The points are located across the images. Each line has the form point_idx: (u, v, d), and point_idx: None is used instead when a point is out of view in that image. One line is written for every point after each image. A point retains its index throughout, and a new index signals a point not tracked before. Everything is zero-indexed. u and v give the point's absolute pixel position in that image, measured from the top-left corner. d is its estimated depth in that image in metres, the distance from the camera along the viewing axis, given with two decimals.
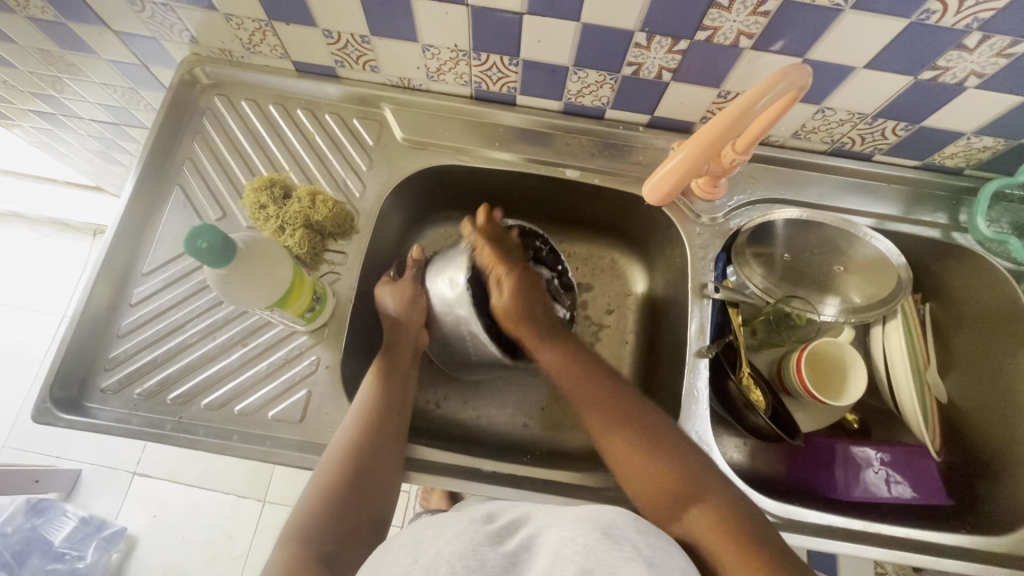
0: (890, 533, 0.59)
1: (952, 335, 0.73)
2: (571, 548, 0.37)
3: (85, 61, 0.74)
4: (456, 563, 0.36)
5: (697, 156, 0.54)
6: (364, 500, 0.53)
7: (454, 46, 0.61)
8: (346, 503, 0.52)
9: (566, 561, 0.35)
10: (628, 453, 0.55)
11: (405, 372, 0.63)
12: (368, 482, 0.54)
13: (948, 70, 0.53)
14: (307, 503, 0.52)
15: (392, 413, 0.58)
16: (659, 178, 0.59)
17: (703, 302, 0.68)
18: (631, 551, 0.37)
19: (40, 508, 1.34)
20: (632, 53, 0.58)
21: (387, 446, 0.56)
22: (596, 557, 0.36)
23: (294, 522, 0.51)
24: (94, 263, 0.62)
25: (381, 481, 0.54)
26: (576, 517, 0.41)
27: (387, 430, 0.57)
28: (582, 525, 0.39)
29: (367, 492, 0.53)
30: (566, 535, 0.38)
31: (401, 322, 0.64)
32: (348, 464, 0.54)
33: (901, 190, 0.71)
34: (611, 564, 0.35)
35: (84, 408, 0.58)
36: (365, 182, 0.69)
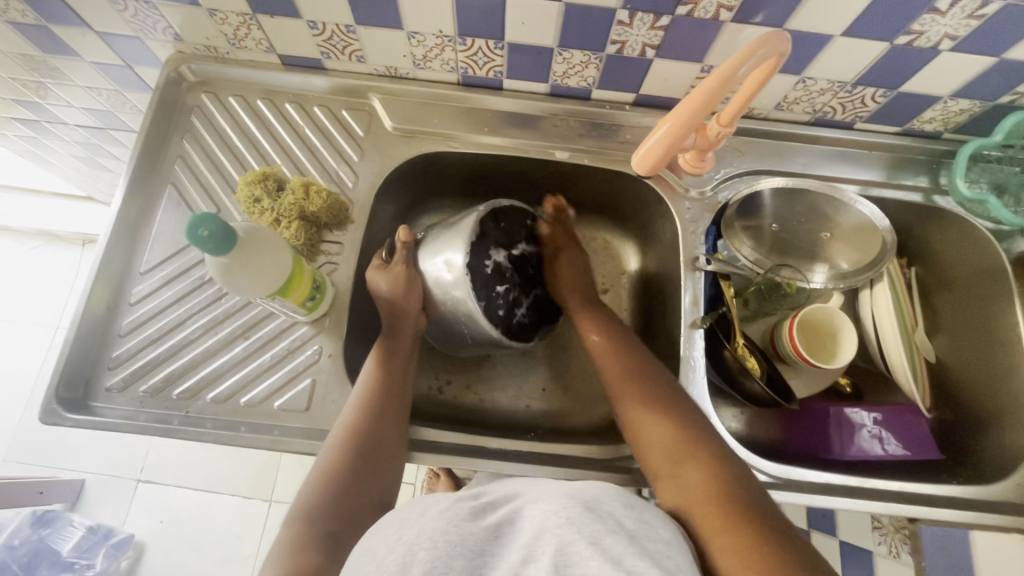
0: (886, 488, 0.61)
1: (937, 296, 0.76)
2: (559, 509, 0.38)
3: (68, 65, 0.73)
4: (439, 538, 0.36)
5: (681, 125, 0.55)
6: (370, 477, 0.54)
7: (439, 32, 0.61)
8: (352, 478, 0.53)
9: (549, 537, 0.36)
10: (648, 418, 0.56)
11: (404, 354, 0.64)
12: (372, 460, 0.55)
13: (923, 35, 0.55)
14: (310, 482, 0.53)
15: (395, 394, 0.60)
16: (645, 151, 0.60)
17: (695, 274, 0.70)
18: (615, 526, 0.37)
19: (46, 519, 1.35)
20: (615, 31, 0.58)
21: (390, 425, 0.58)
22: (579, 529, 0.36)
23: (298, 500, 0.52)
24: (92, 264, 0.62)
25: (385, 458, 0.56)
26: (565, 490, 0.41)
27: (390, 409, 0.58)
28: (565, 499, 0.39)
29: (372, 469, 0.54)
30: (549, 508, 0.39)
31: (397, 304, 0.65)
32: (353, 442, 0.55)
33: (883, 156, 0.73)
34: (595, 537, 0.35)
35: (90, 407, 0.58)
36: (357, 172, 0.69)
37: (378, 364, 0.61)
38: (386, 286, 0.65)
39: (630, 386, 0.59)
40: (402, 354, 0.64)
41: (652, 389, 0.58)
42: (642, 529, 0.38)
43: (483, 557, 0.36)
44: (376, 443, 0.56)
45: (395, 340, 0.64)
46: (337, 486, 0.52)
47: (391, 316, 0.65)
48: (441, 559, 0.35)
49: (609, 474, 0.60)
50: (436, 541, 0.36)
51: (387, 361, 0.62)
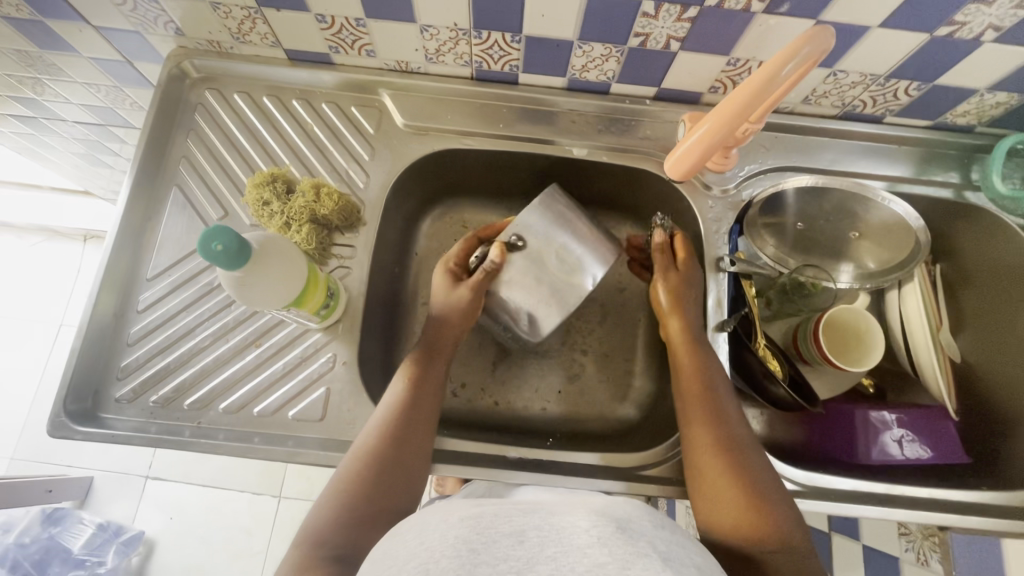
0: (913, 495, 0.60)
1: (963, 295, 0.73)
2: (590, 526, 0.35)
3: (66, 61, 0.71)
4: (460, 546, 0.34)
5: (720, 129, 0.53)
6: (386, 495, 0.51)
7: (454, 24, 0.59)
8: (367, 497, 0.51)
9: (578, 556, 0.33)
10: (704, 441, 0.55)
11: (437, 368, 0.62)
12: (391, 479, 0.52)
13: (965, 25, 0.52)
14: (327, 497, 0.51)
15: (424, 411, 0.57)
16: (681, 154, 0.58)
17: (719, 276, 0.68)
18: (646, 547, 0.34)
19: (56, 517, 1.35)
20: (639, 23, 0.56)
21: (414, 444, 0.55)
22: (608, 549, 0.33)
23: (313, 515, 0.50)
24: (97, 271, 0.60)
25: (405, 479, 0.53)
26: (593, 505, 0.38)
27: (415, 427, 0.56)
28: (596, 516, 0.36)
29: (390, 488, 0.52)
30: (577, 522, 0.36)
31: (446, 324, 0.64)
32: (371, 458, 0.53)
33: (912, 151, 0.70)
34: (624, 558, 0.33)
35: (100, 418, 0.57)
36: (369, 172, 0.67)
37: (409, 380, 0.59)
38: (448, 303, 0.64)
39: (694, 396, 0.58)
40: (437, 370, 0.62)
41: (711, 401, 0.57)
42: (674, 550, 0.35)
43: (508, 563, 0.33)
44: (395, 461, 0.53)
45: (431, 355, 0.62)
46: (352, 503, 0.50)
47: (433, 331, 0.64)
48: (463, 571, 0.32)
49: (631, 482, 0.59)
50: (458, 550, 0.34)
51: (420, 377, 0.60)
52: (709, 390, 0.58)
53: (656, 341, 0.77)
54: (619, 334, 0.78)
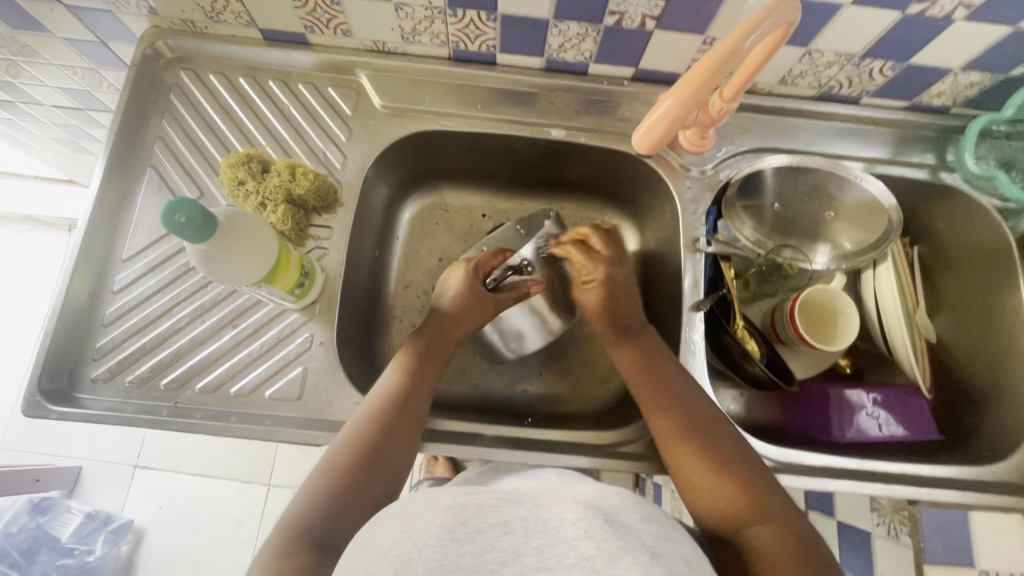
0: (885, 470, 0.61)
1: (939, 276, 0.74)
2: (577, 517, 0.35)
3: (39, 41, 0.70)
4: (445, 536, 0.33)
5: (684, 102, 0.53)
6: (375, 480, 0.52)
7: (429, 3, 0.58)
8: (355, 481, 0.51)
9: (566, 547, 0.32)
10: (690, 464, 0.52)
11: (435, 362, 0.62)
12: (380, 464, 0.53)
13: (937, 2, 0.52)
14: (316, 477, 0.52)
15: (417, 402, 0.58)
16: (647, 128, 0.58)
17: (696, 256, 0.68)
18: (636, 544, 0.34)
19: (44, 507, 1.34)
20: (614, 1, 0.56)
21: (405, 432, 0.55)
22: (596, 543, 0.33)
23: (301, 492, 0.51)
24: (71, 251, 0.60)
25: (393, 465, 0.54)
26: (581, 500, 0.38)
27: (408, 417, 0.56)
28: (583, 509, 0.36)
29: (377, 472, 0.52)
30: (566, 516, 0.35)
31: (452, 316, 0.65)
32: (362, 444, 0.53)
33: (889, 132, 0.70)
34: (611, 552, 0.32)
35: (75, 399, 0.57)
36: (346, 153, 0.67)
37: (406, 372, 0.59)
38: (458, 299, 0.65)
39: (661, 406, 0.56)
40: (436, 364, 0.62)
41: (679, 408, 0.56)
42: (664, 546, 0.35)
43: (493, 553, 0.32)
44: (384, 447, 0.54)
45: (431, 350, 0.62)
46: (339, 486, 0.51)
47: (438, 324, 0.64)
48: (447, 561, 0.31)
49: (606, 459, 0.60)
50: (442, 539, 0.33)
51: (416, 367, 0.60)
52: (669, 393, 0.57)
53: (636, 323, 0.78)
54: None
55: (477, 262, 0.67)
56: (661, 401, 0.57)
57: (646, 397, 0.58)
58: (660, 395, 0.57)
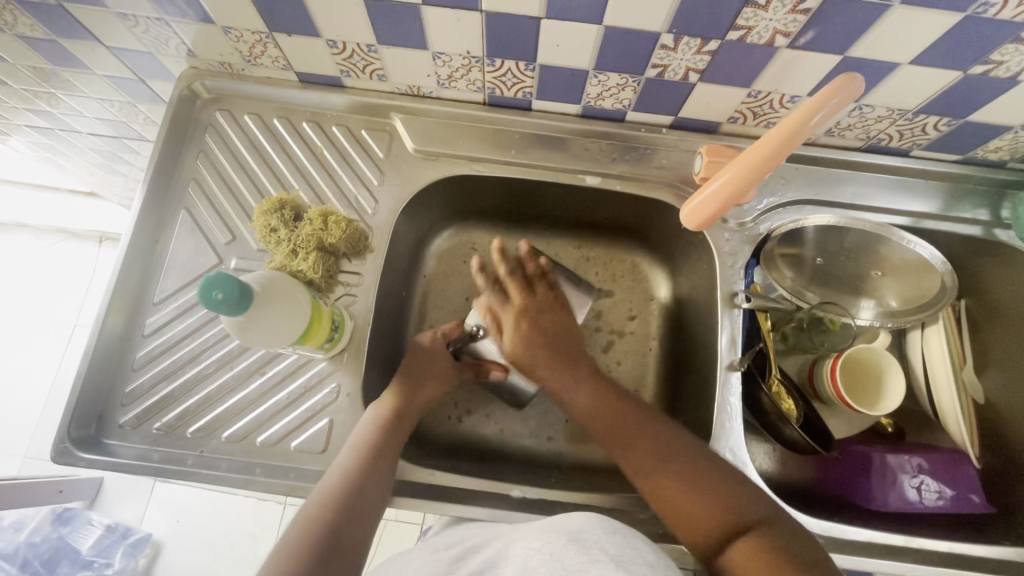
0: (933, 549, 0.57)
1: (987, 335, 0.71)
2: (540, 547, 0.42)
3: (80, 77, 0.71)
4: None
5: (751, 172, 0.49)
6: (352, 531, 0.50)
7: (467, 52, 0.57)
8: (332, 536, 0.49)
9: (535, 572, 0.39)
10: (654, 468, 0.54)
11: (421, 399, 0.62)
12: (357, 513, 0.51)
13: (1002, 64, 0.49)
14: (294, 528, 0.49)
15: (392, 442, 0.56)
16: (702, 200, 0.54)
17: (733, 311, 0.65)
18: (597, 553, 0.40)
19: (66, 517, 1.37)
20: (658, 55, 0.54)
21: (382, 479, 0.54)
22: (562, 562, 0.39)
23: (275, 551, 0.48)
24: (104, 293, 0.60)
25: (366, 518, 0.51)
26: (550, 526, 0.45)
27: (386, 457, 0.55)
28: (548, 536, 0.43)
29: (355, 522, 0.50)
30: (534, 546, 0.43)
31: (429, 354, 0.64)
32: (340, 492, 0.51)
33: (940, 185, 0.67)
34: (576, 567, 0.38)
35: (104, 445, 0.57)
36: (377, 198, 0.66)
37: (390, 411, 0.58)
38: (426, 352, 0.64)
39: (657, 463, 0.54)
40: (414, 404, 0.61)
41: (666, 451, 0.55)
42: (627, 553, 0.41)
43: None
44: (363, 496, 0.52)
45: (414, 385, 0.62)
46: (316, 537, 0.48)
47: (416, 364, 0.63)
48: None
49: (638, 526, 0.57)
50: None
51: (399, 405, 0.59)
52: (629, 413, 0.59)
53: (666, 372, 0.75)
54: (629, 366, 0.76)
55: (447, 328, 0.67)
56: (646, 445, 0.56)
57: (632, 438, 0.57)
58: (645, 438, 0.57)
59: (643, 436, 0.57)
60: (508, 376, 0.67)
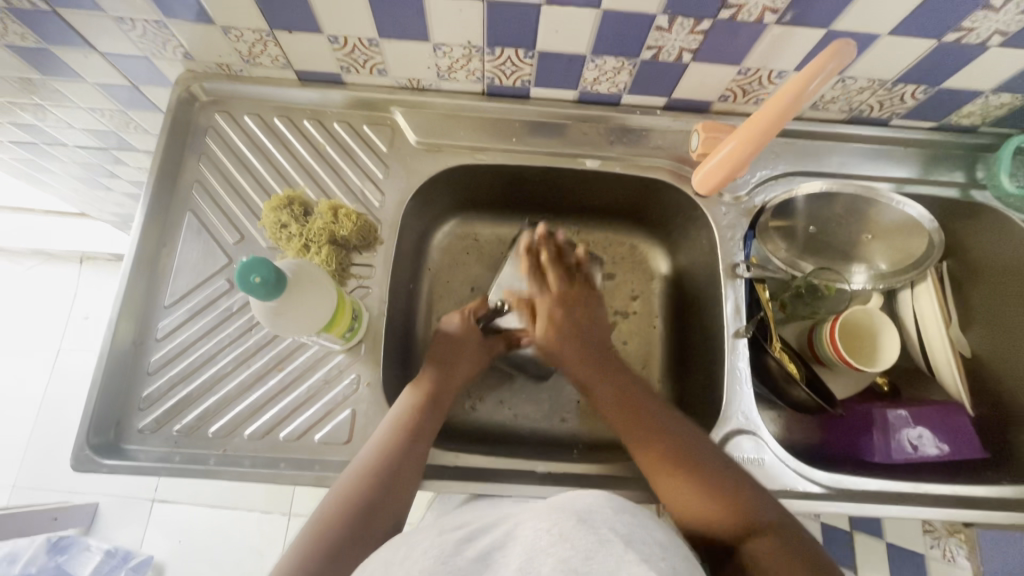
0: (938, 493, 0.61)
1: (969, 292, 0.75)
2: (550, 525, 0.40)
3: (70, 86, 0.70)
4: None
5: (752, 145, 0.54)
6: (388, 503, 0.51)
7: (467, 42, 0.59)
8: (368, 504, 0.50)
9: (542, 556, 0.37)
10: (664, 471, 0.53)
11: (453, 381, 0.63)
12: (392, 490, 0.52)
13: (973, 31, 0.53)
14: (329, 506, 0.50)
15: (429, 422, 0.57)
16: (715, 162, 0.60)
17: (736, 281, 0.68)
18: (607, 535, 0.39)
19: (63, 546, 1.33)
20: (653, 36, 0.56)
21: (419, 458, 0.55)
22: (571, 543, 0.38)
23: (311, 522, 0.48)
24: (115, 297, 0.60)
25: (403, 493, 0.52)
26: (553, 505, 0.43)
27: (421, 437, 0.56)
28: (559, 515, 0.41)
29: (392, 496, 0.51)
30: (541, 526, 0.40)
31: (455, 335, 0.66)
32: (377, 469, 0.52)
33: (919, 151, 0.71)
34: (586, 549, 0.37)
35: (124, 450, 0.56)
36: (383, 191, 0.67)
37: (424, 396, 0.59)
38: (451, 335, 0.66)
39: (676, 476, 0.53)
40: (449, 387, 0.62)
41: (687, 456, 0.54)
42: (635, 533, 0.40)
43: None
44: (400, 468, 0.53)
45: (443, 369, 0.63)
46: (354, 503, 0.50)
47: (443, 344, 0.65)
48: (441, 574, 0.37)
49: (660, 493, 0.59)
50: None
51: (436, 387, 0.61)
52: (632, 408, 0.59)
53: (672, 348, 0.77)
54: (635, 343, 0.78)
55: (467, 308, 0.69)
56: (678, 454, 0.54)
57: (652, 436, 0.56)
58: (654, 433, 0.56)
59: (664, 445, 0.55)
60: (535, 343, 0.68)
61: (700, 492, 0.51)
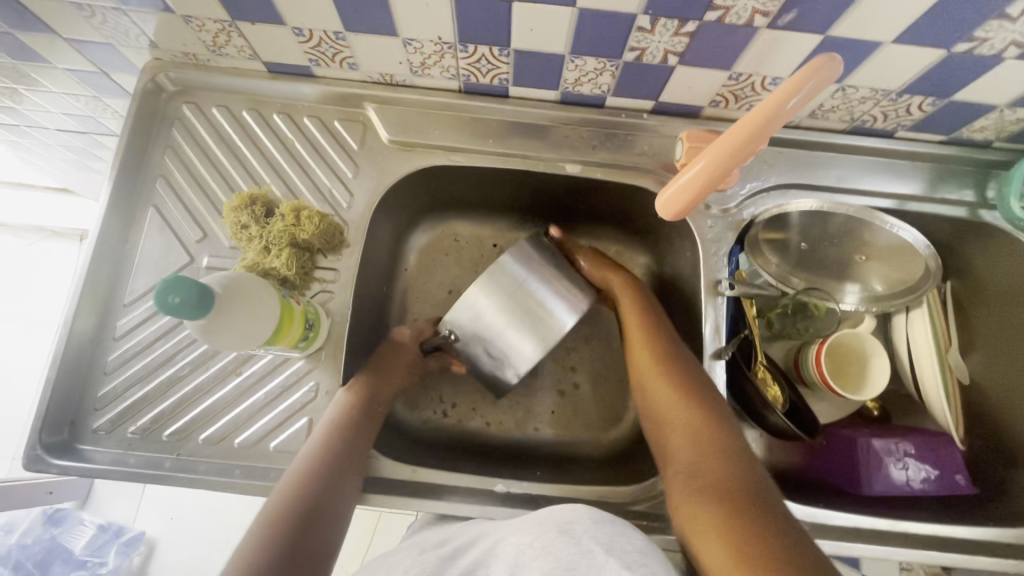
0: (917, 532, 0.58)
1: (973, 318, 0.70)
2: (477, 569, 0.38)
3: (40, 71, 0.68)
4: None
5: (721, 167, 0.47)
6: (326, 516, 0.49)
7: (438, 38, 0.55)
8: (303, 519, 0.48)
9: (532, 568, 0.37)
10: (675, 429, 0.54)
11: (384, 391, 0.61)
12: (326, 502, 0.50)
13: (986, 42, 0.48)
14: (258, 525, 0.47)
15: (364, 429, 0.56)
16: (674, 189, 0.51)
17: (717, 299, 0.64)
18: (592, 545, 0.39)
19: (58, 518, 1.36)
20: (634, 38, 0.52)
21: (352, 472, 0.53)
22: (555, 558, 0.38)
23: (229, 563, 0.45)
24: (73, 294, 0.58)
25: (339, 502, 0.51)
26: (538, 518, 0.43)
27: (354, 443, 0.55)
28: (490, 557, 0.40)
29: (315, 525, 0.48)
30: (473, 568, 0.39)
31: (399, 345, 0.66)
32: (307, 481, 0.50)
33: (926, 166, 0.66)
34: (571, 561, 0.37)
35: (78, 450, 0.56)
36: (352, 191, 0.64)
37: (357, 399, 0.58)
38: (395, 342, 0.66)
39: (676, 424, 0.53)
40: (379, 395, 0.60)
41: (698, 418, 0.53)
42: None
43: None
44: (334, 478, 0.51)
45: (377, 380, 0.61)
46: (288, 520, 0.47)
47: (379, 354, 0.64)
48: None
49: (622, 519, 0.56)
50: None
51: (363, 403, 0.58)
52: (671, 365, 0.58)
53: None
54: (613, 355, 0.76)
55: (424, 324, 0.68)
56: (691, 410, 0.54)
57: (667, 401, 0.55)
58: (685, 406, 0.54)
59: (685, 410, 0.54)
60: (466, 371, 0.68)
61: (682, 447, 0.51)
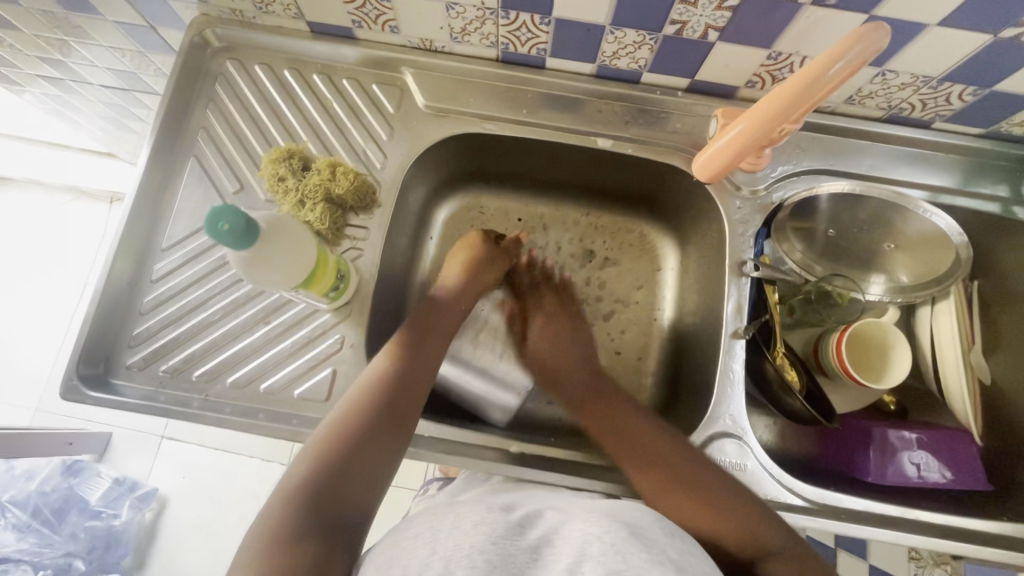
0: (929, 522, 0.58)
1: (1000, 318, 0.69)
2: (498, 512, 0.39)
3: (91, 23, 0.70)
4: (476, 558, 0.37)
5: (755, 129, 0.49)
6: (368, 471, 0.49)
7: (481, 3, 0.56)
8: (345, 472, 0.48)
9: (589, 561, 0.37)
10: (636, 467, 0.55)
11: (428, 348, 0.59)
12: (368, 457, 0.50)
13: None
14: (300, 472, 0.48)
15: (408, 388, 0.54)
16: (712, 152, 0.55)
17: (741, 280, 0.65)
18: (660, 557, 0.38)
19: (75, 469, 1.35)
20: (677, 11, 0.53)
21: (397, 429, 0.52)
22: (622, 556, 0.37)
23: (268, 506, 0.46)
24: (113, 236, 0.60)
25: (383, 457, 0.51)
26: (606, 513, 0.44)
27: (398, 400, 0.53)
28: None
29: (355, 478, 0.48)
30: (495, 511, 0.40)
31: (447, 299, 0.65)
32: (347, 434, 0.50)
33: (961, 159, 0.66)
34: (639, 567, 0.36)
35: (111, 385, 0.58)
36: (386, 153, 0.65)
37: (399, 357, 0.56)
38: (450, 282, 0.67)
39: (642, 461, 0.55)
40: (424, 353, 0.58)
41: (665, 461, 0.55)
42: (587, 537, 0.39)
43: None
44: (376, 435, 0.51)
45: (422, 338, 0.59)
46: (328, 471, 0.48)
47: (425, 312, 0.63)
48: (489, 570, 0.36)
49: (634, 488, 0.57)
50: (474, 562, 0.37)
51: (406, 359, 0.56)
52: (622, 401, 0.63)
53: (670, 342, 0.75)
54: (631, 333, 0.77)
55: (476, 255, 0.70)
56: (659, 448, 0.56)
57: (628, 439, 0.58)
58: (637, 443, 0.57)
59: (649, 442, 0.57)
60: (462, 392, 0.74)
61: (676, 489, 0.53)
